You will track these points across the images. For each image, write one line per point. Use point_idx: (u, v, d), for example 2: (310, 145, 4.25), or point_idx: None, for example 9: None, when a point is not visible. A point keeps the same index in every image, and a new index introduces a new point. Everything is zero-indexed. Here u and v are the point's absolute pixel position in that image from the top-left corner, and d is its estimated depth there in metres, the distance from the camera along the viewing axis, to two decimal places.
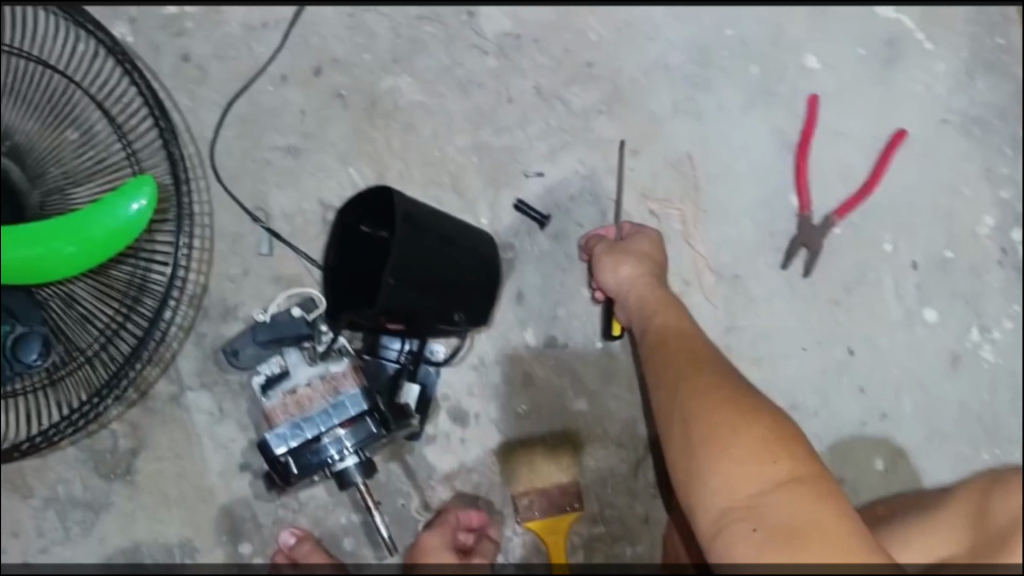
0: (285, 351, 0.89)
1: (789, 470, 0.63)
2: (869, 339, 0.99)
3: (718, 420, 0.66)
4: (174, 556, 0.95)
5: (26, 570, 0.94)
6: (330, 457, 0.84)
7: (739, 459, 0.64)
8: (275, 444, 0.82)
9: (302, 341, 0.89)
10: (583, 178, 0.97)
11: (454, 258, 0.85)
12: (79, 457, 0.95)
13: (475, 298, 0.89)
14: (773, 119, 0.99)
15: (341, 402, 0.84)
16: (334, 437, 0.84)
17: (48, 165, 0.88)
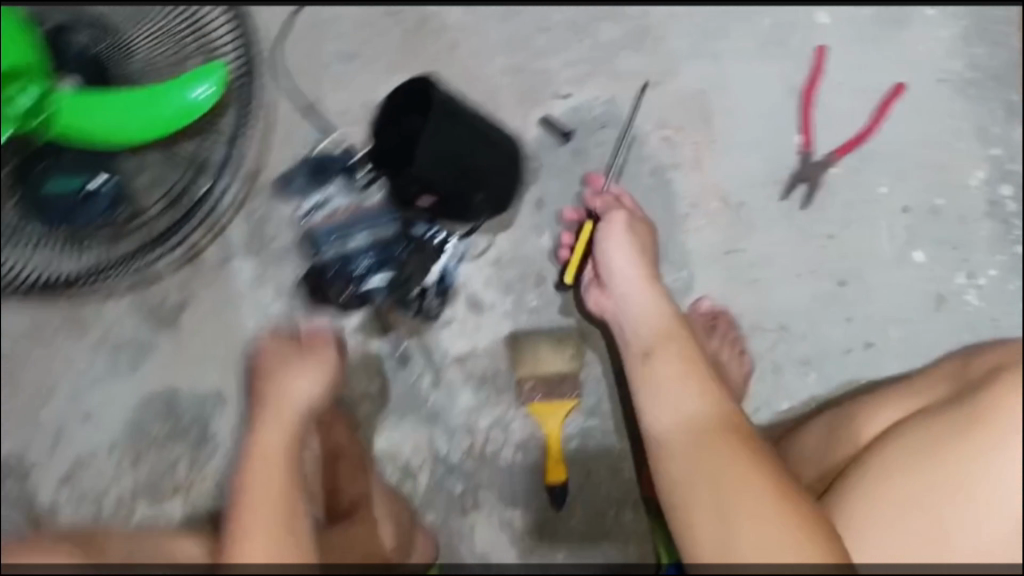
0: (329, 184, 1.05)
1: (798, 525, 0.72)
2: (859, 273, 1.07)
3: (724, 496, 0.74)
4: (207, 403, 1.05)
5: (76, 401, 1.06)
6: (358, 270, 1.02)
7: (763, 522, 0.72)
8: (323, 245, 1.04)
9: (349, 174, 1.04)
10: (606, 102, 1.07)
11: (488, 148, 0.94)
12: (133, 307, 1.06)
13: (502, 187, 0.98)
14: (783, 67, 1.08)
15: (371, 224, 1.02)
16: (362, 252, 1.02)
17: (135, 55, 0.90)
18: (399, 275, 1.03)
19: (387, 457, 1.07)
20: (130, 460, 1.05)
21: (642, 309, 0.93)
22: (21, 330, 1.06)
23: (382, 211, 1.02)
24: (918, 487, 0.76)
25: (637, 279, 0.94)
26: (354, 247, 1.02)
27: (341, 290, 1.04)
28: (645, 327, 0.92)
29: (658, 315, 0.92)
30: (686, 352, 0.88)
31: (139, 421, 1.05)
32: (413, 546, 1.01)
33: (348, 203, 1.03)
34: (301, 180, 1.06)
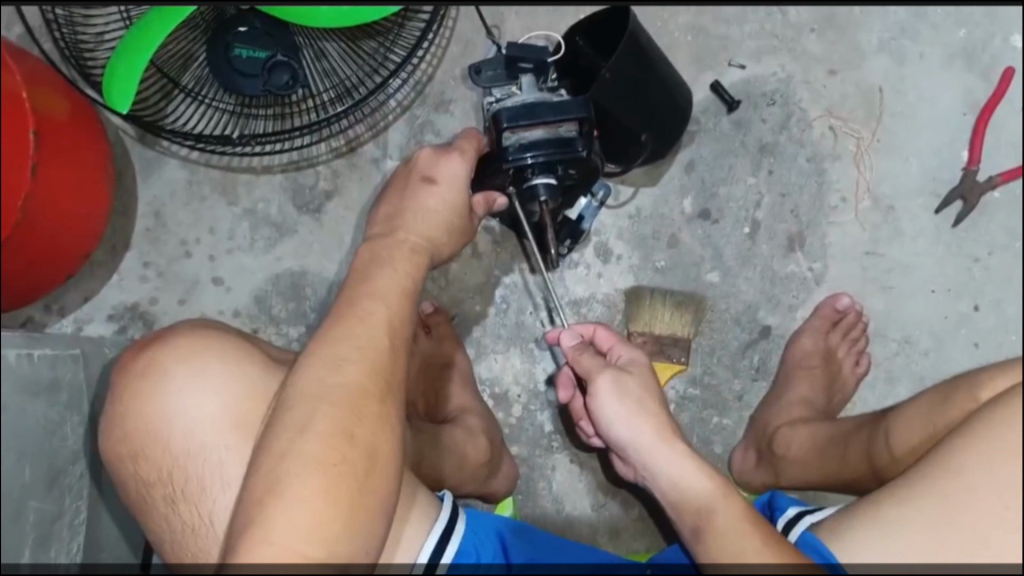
0: (520, 77, 0.88)
1: (778, 548, 0.67)
2: (997, 301, 1.04)
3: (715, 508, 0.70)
4: (332, 292, 1.09)
5: (210, 263, 1.10)
6: (526, 161, 0.84)
7: (731, 542, 0.68)
8: (504, 124, 0.83)
9: (540, 72, 0.89)
10: (778, 81, 1.08)
11: (656, 97, 0.95)
12: (283, 184, 1.11)
13: (667, 130, 1.00)
14: (966, 81, 1.07)
15: (563, 117, 0.83)
16: (533, 146, 0.84)
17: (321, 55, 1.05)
18: (562, 174, 0.87)
19: (488, 382, 1.08)
20: (248, 330, 1.09)
21: (625, 417, 0.76)
22: (178, 186, 1.11)
23: (575, 106, 0.84)
24: (991, 492, 0.67)
25: (653, 443, 0.75)
26: (531, 140, 0.84)
27: (509, 180, 0.88)
28: (626, 427, 0.76)
29: (654, 402, 0.78)
30: (663, 438, 0.75)
31: (265, 295, 1.10)
32: (498, 470, 1.01)
33: (535, 98, 0.86)
34: (494, 65, 0.89)
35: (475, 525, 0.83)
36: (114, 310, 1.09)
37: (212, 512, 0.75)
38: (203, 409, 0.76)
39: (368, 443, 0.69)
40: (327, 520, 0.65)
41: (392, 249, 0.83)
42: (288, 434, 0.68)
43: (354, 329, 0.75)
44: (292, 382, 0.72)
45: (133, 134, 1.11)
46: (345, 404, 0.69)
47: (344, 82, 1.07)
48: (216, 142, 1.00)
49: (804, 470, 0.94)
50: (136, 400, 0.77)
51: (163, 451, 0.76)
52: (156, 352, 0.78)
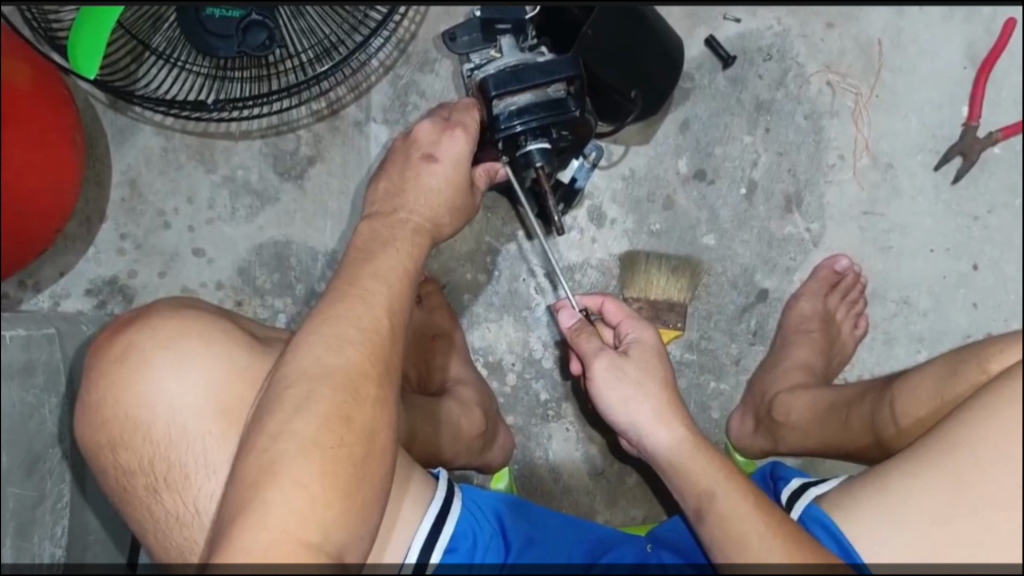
0: (499, 39, 0.84)
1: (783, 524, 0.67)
2: (995, 260, 1.03)
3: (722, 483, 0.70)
4: (317, 262, 1.06)
5: (190, 234, 1.06)
6: (517, 129, 0.80)
7: (739, 517, 0.68)
8: (492, 92, 0.80)
9: (520, 32, 0.85)
10: (775, 35, 1.04)
11: (642, 49, 0.91)
12: (263, 150, 1.07)
13: (656, 88, 0.96)
14: (968, 33, 1.03)
15: (551, 78, 0.80)
16: (523, 112, 0.80)
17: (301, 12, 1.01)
18: (557, 138, 0.83)
19: (481, 351, 1.06)
20: (232, 303, 1.06)
21: (625, 403, 0.76)
22: (153, 153, 1.07)
23: (563, 65, 0.80)
24: (998, 465, 0.68)
25: (652, 421, 0.75)
26: (520, 105, 0.80)
27: (502, 149, 0.85)
28: (622, 412, 0.76)
29: (652, 382, 0.76)
30: (663, 415, 0.75)
31: (248, 266, 1.06)
32: (494, 442, 1.00)
33: (518, 60, 0.82)
34: (469, 30, 0.84)
35: (471, 504, 0.82)
36: (91, 285, 1.05)
37: (197, 501, 0.73)
38: (187, 394, 0.73)
39: (365, 428, 0.66)
40: (322, 505, 0.62)
41: (391, 231, 0.80)
42: (282, 415, 0.65)
43: (354, 308, 0.72)
44: (285, 363, 0.69)
45: (103, 100, 1.06)
46: (343, 386, 0.67)
47: (326, 41, 1.03)
48: (189, 108, 0.96)
49: (802, 438, 0.94)
50: (115, 385, 0.74)
51: (143, 438, 0.73)
52: (131, 337, 0.75)
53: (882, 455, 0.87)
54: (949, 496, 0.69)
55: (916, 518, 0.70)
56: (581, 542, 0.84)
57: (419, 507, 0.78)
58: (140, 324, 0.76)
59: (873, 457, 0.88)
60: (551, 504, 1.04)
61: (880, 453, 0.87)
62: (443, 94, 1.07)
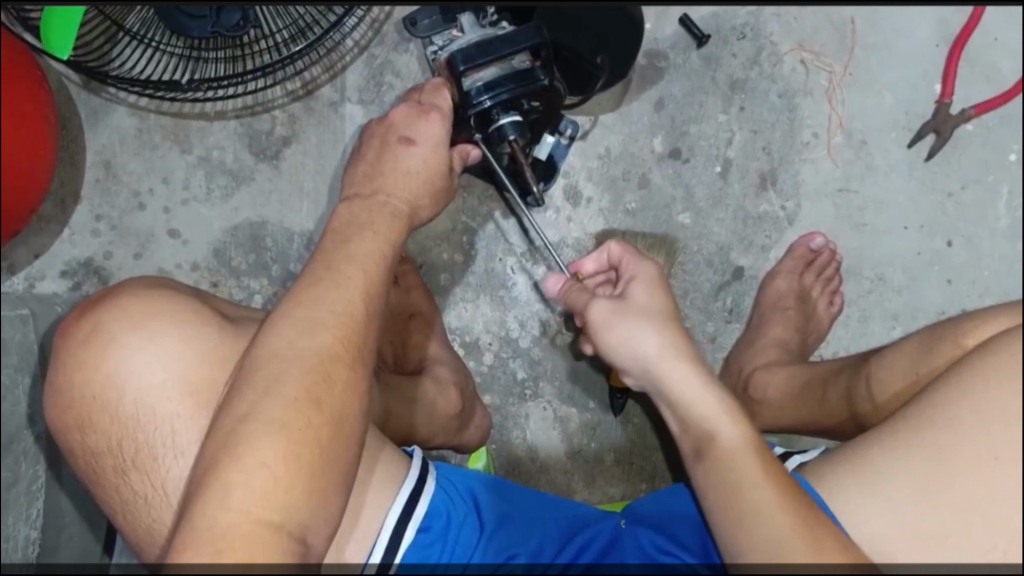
0: (458, 17, 0.85)
1: (808, 516, 0.64)
2: (969, 237, 1.03)
3: (746, 470, 0.66)
4: (294, 242, 1.06)
5: (165, 215, 1.06)
6: (486, 103, 0.81)
7: (755, 492, 0.65)
8: (459, 67, 0.80)
9: (479, 11, 0.86)
10: (749, 13, 1.05)
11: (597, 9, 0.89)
12: (238, 131, 1.07)
13: (622, 50, 0.95)
14: (940, 11, 1.04)
15: (515, 49, 0.80)
16: (492, 86, 0.81)
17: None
18: (528, 109, 0.83)
19: (458, 331, 1.06)
20: (208, 284, 1.05)
21: (634, 337, 0.70)
22: (128, 134, 1.06)
23: (527, 35, 0.80)
24: (979, 439, 0.68)
25: (660, 361, 0.69)
26: (487, 79, 0.81)
27: (474, 126, 0.85)
28: (628, 348, 0.70)
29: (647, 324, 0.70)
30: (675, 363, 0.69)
31: (224, 247, 1.06)
32: (471, 420, 1.00)
33: (480, 36, 0.83)
34: (428, 13, 0.89)
35: (445, 482, 0.81)
36: (66, 266, 1.05)
37: (164, 482, 0.72)
38: (156, 374, 0.72)
39: (335, 410, 0.66)
40: (287, 487, 0.62)
41: (367, 211, 0.80)
42: (250, 396, 0.65)
43: (330, 291, 0.72)
44: (257, 344, 0.69)
45: (77, 81, 1.06)
46: (312, 369, 0.67)
47: (301, 20, 1.04)
48: (162, 87, 0.96)
49: (780, 414, 0.94)
50: (86, 365, 0.73)
51: (112, 418, 0.72)
52: (101, 316, 0.74)
53: (857, 428, 0.87)
54: (922, 468, 0.70)
55: (893, 489, 0.70)
56: (557, 520, 0.83)
57: (392, 483, 0.77)
58: (111, 303, 0.74)
59: (850, 433, 0.88)
60: (530, 483, 1.04)
61: (855, 426, 0.87)
62: (418, 74, 1.07)
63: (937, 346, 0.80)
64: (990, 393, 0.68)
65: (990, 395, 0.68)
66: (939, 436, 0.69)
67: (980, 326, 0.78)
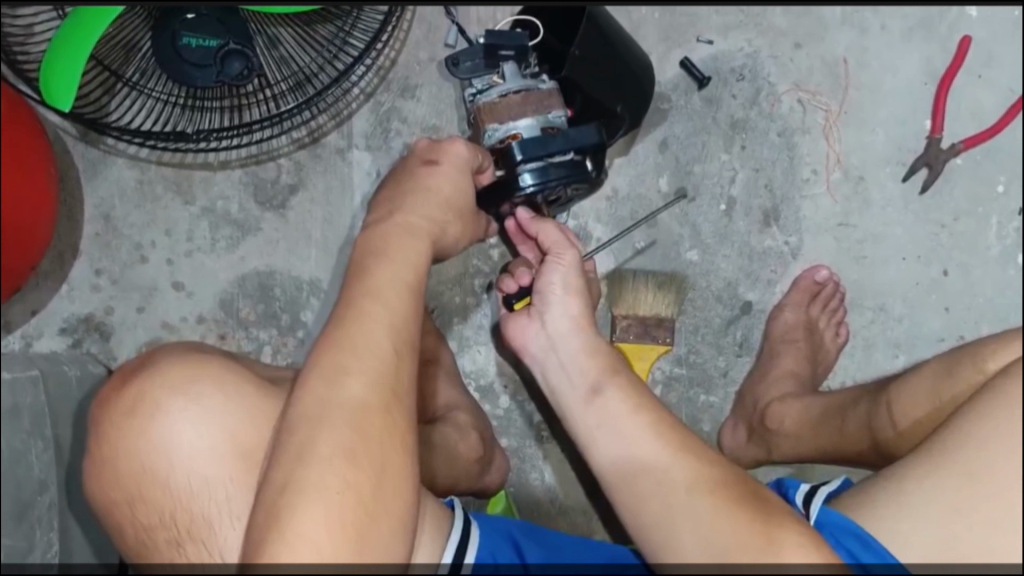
0: (502, 65, 0.86)
1: (758, 516, 0.66)
2: (963, 266, 1.07)
3: (689, 499, 0.67)
4: (302, 291, 1.04)
5: (169, 268, 1.04)
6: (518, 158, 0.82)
7: (716, 518, 0.66)
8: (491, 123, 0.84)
9: (521, 59, 0.87)
10: (746, 55, 1.08)
11: (619, 65, 0.93)
12: (242, 180, 1.05)
13: (637, 97, 0.97)
14: (927, 50, 1.08)
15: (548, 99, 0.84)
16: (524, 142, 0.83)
17: (277, 43, 1.02)
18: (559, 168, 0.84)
19: (473, 374, 1.06)
20: (215, 336, 1.04)
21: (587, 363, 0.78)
22: (128, 186, 1.04)
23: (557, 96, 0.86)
24: (1008, 458, 0.67)
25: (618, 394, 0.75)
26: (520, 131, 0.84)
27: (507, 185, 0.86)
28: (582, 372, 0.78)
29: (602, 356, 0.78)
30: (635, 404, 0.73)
31: (231, 298, 1.04)
32: (492, 463, 0.99)
33: (522, 87, 0.85)
34: (471, 55, 0.86)
35: (488, 530, 0.81)
36: (66, 323, 1.03)
37: (224, 551, 0.68)
38: (206, 440, 0.68)
39: (374, 463, 0.63)
40: (333, 552, 0.60)
41: (389, 233, 0.76)
42: (288, 462, 0.63)
43: (353, 334, 0.68)
44: (290, 404, 0.66)
45: (73, 133, 1.03)
46: (350, 424, 0.64)
47: (302, 71, 1.04)
48: (170, 139, 0.94)
49: (797, 444, 0.97)
50: (129, 436, 0.69)
51: (162, 489, 0.68)
52: (142, 384, 0.70)
53: (879, 457, 0.89)
54: (959, 494, 0.69)
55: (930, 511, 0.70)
56: (597, 558, 0.82)
57: (443, 532, 0.77)
58: (149, 371, 0.71)
59: (873, 460, 0.90)
60: (549, 523, 1.04)
61: (877, 455, 0.89)
62: (425, 119, 1.06)
63: (955, 372, 0.82)
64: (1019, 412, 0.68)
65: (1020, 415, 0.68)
66: (970, 460, 0.69)
67: (996, 351, 0.79)
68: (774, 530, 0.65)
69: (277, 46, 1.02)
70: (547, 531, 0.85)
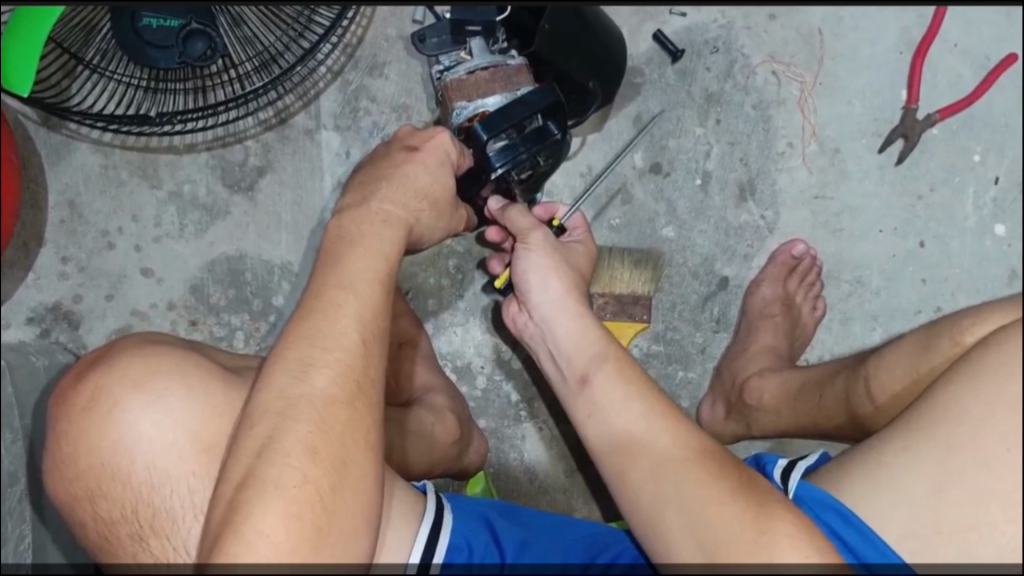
0: (469, 40, 0.86)
1: (744, 499, 0.64)
2: (940, 237, 1.07)
3: (672, 483, 0.66)
4: (274, 275, 1.03)
5: (137, 254, 1.02)
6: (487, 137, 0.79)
7: (705, 509, 0.64)
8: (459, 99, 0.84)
9: (489, 34, 0.87)
10: (720, 27, 1.06)
11: (587, 42, 0.91)
12: (210, 163, 1.03)
13: (609, 69, 0.96)
14: (903, 19, 1.07)
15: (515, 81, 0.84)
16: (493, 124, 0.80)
17: (241, 23, 1.00)
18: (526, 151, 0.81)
19: (449, 356, 1.05)
20: (186, 322, 1.02)
21: (580, 342, 0.77)
22: (92, 172, 1.02)
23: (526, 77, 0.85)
24: (991, 431, 0.65)
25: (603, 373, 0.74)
26: (486, 106, 0.83)
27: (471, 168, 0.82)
28: (576, 351, 0.77)
29: (590, 332, 0.77)
30: (622, 393, 0.72)
31: (201, 284, 1.02)
32: (470, 445, 0.98)
33: (490, 62, 0.85)
34: (438, 31, 0.86)
35: (462, 514, 0.80)
36: (33, 312, 1.01)
37: (187, 543, 0.67)
38: (169, 432, 0.68)
39: (335, 459, 0.63)
40: (290, 551, 0.59)
41: (362, 220, 0.73)
42: (246, 458, 0.62)
43: (322, 327, 0.67)
44: (254, 396, 0.66)
45: (35, 117, 1.02)
46: (314, 418, 0.63)
47: (266, 50, 1.01)
48: (133, 121, 0.93)
49: (776, 419, 0.96)
50: (88, 432, 0.68)
51: (123, 485, 0.67)
52: (100, 379, 0.69)
53: (856, 430, 0.88)
54: (947, 469, 0.66)
55: (911, 488, 0.68)
56: (578, 539, 0.82)
57: (414, 519, 0.76)
58: (108, 364, 0.70)
59: (848, 432, 0.89)
60: (530, 504, 1.04)
61: (854, 428, 0.88)
62: (394, 97, 1.04)
63: (933, 345, 0.80)
64: (1004, 382, 0.65)
65: (1005, 386, 0.65)
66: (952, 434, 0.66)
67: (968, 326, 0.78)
68: (764, 519, 0.63)
69: (240, 25, 1.00)
70: (525, 513, 0.85)
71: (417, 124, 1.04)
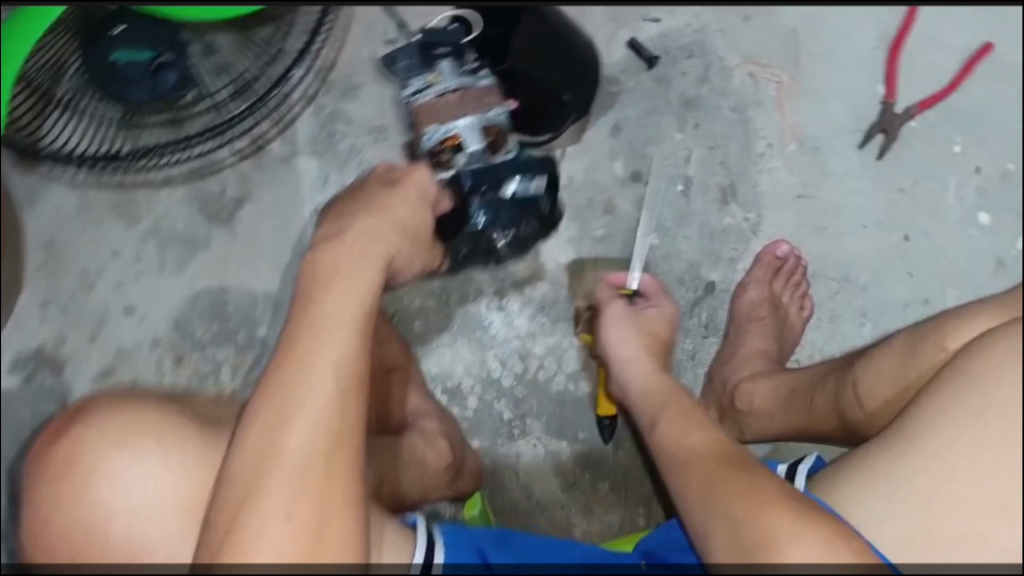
0: (439, 63, 0.84)
1: (767, 525, 0.61)
2: (924, 230, 1.06)
3: (713, 494, 0.65)
4: (258, 305, 1.01)
5: (119, 292, 1.01)
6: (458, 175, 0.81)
7: (739, 528, 0.62)
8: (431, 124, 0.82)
9: (458, 55, 0.85)
10: (694, 32, 1.06)
11: (558, 58, 0.91)
12: (187, 197, 1.02)
13: (584, 86, 0.94)
14: (876, 13, 1.07)
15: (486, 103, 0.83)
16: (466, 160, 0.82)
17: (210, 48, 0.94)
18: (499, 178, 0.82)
19: (439, 378, 1.05)
20: (171, 359, 1.00)
21: (643, 393, 0.83)
22: (67, 209, 1.02)
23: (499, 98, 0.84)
24: (983, 437, 0.61)
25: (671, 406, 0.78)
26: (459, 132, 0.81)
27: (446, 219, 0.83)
28: (639, 405, 0.82)
29: (679, 393, 0.81)
30: (683, 414, 0.76)
31: (184, 319, 1.01)
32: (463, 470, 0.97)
33: (460, 84, 0.83)
34: (407, 54, 0.84)
35: (454, 545, 0.78)
36: (17, 356, 1.00)
37: None
38: (149, 496, 0.67)
39: (310, 527, 0.59)
40: None
41: (338, 258, 0.69)
42: (220, 522, 0.59)
43: (302, 377, 0.63)
44: (233, 452, 0.62)
45: (13, 160, 1.02)
46: (288, 481, 0.60)
47: (242, 77, 0.97)
48: None
49: (769, 424, 0.95)
50: (66, 495, 0.67)
51: (102, 551, 0.67)
52: (76, 441, 0.68)
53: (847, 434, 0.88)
54: (954, 480, 0.62)
55: (903, 496, 0.64)
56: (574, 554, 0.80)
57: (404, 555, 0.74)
58: (85, 423, 0.69)
59: (841, 437, 0.89)
60: (527, 524, 1.01)
61: (846, 432, 0.87)
62: (369, 119, 1.03)
63: (919, 350, 0.79)
64: (998, 385, 0.61)
65: (999, 390, 0.61)
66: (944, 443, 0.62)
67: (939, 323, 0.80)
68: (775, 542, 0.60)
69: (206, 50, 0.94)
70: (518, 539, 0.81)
71: (395, 145, 1.02)
